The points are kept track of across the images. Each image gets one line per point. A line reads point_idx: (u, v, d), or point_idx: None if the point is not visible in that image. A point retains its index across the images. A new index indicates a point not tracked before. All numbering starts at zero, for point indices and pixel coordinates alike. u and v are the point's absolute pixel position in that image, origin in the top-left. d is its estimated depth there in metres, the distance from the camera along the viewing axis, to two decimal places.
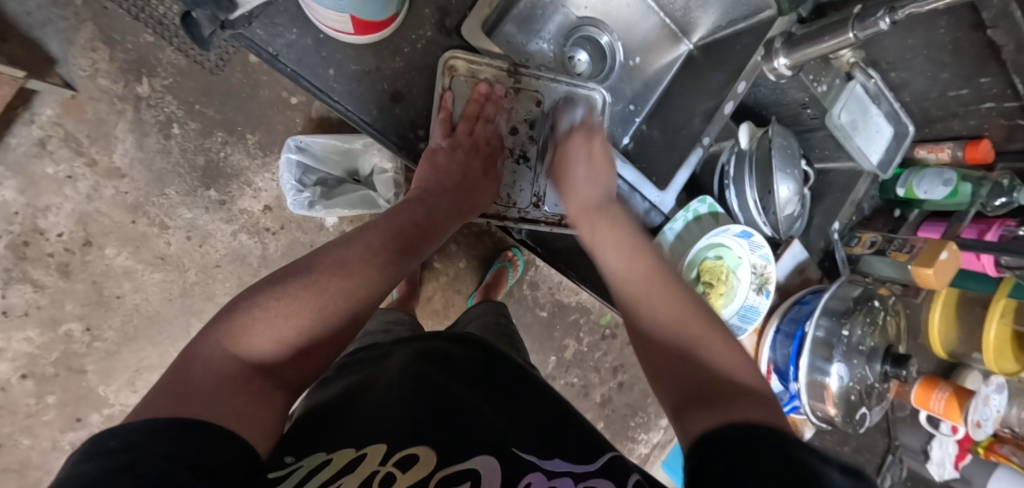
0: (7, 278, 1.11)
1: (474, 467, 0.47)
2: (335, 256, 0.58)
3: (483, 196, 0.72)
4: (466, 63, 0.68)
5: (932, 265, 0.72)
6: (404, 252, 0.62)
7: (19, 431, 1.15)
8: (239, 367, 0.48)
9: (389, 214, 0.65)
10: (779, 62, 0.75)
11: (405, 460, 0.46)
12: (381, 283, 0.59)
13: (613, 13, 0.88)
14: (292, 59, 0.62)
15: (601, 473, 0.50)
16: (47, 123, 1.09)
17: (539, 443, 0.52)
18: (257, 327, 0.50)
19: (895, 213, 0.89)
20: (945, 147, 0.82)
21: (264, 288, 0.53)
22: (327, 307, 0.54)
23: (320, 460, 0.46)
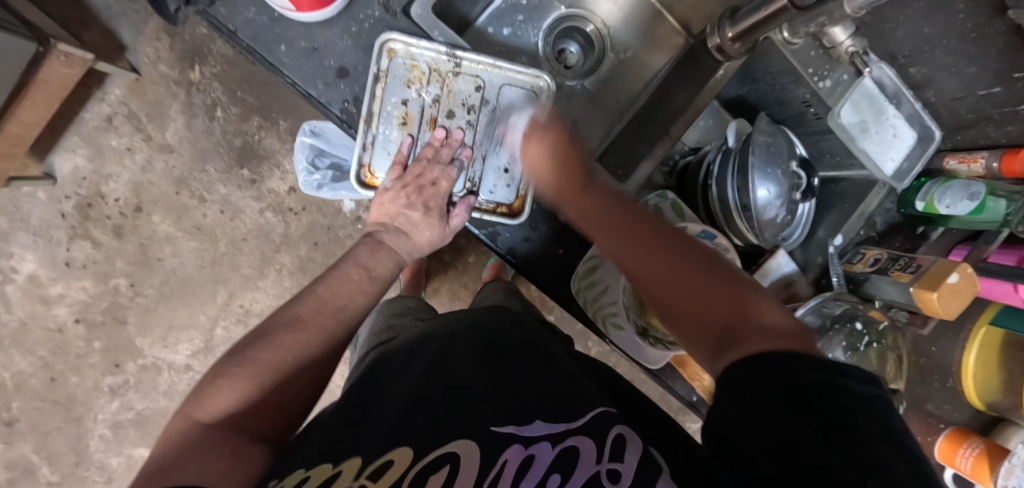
0: (73, 234, 1.28)
1: (455, 452, 0.40)
2: (291, 313, 0.56)
3: (389, 171, 0.66)
4: (406, 46, 0.64)
5: (937, 289, 0.63)
6: (362, 294, 0.60)
7: (69, 369, 1.31)
8: (203, 430, 0.47)
9: (342, 264, 0.62)
10: (726, 36, 0.67)
11: (379, 469, 0.40)
12: (338, 330, 0.57)
13: (605, 4, 0.86)
14: (249, 35, 0.62)
15: (585, 429, 0.42)
16: (115, 102, 1.25)
17: (515, 406, 0.45)
18: (215, 393, 0.49)
19: (915, 231, 0.77)
20: (978, 156, 0.69)
21: (225, 360, 0.52)
22: (285, 361, 0.53)
23: (298, 478, 0.41)
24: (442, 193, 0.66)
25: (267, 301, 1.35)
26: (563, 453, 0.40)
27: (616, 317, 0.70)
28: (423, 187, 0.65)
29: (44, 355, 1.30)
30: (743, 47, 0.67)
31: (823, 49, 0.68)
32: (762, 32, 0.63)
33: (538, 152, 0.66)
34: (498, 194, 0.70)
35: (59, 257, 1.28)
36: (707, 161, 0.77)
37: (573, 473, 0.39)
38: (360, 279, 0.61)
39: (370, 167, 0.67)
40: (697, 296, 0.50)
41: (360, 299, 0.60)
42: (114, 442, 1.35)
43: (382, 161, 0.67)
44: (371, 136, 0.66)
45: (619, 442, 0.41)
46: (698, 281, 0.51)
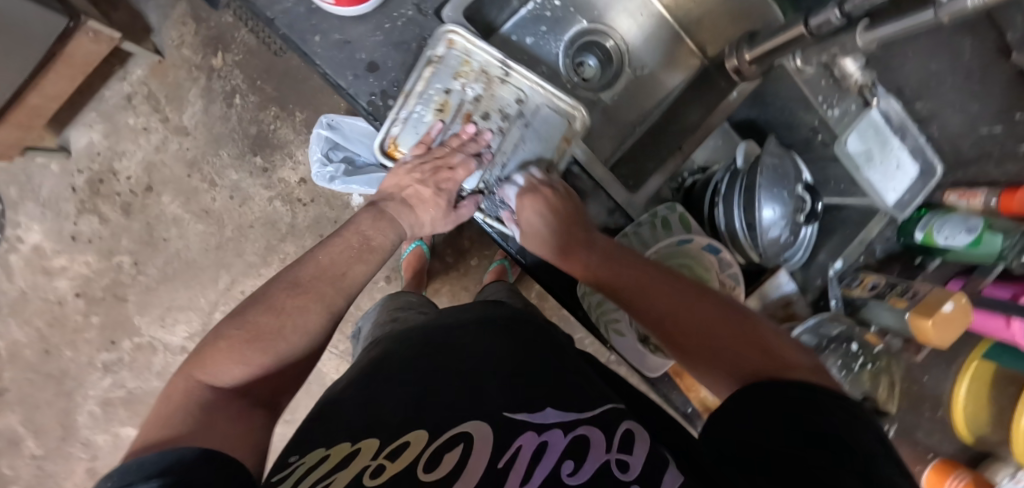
0: (81, 208, 1.29)
1: (468, 431, 0.43)
2: (291, 275, 0.55)
3: (413, 147, 0.67)
4: (465, 41, 0.66)
5: (933, 316, 0.64)
6: (362, 263, 0.59)
7: (64, 342, 1.32)
8: (219, 394, 0.48)
9: (342, 231, 0.61)
10: (742, 60, 0.69)
11: (395, 450, 0.42)
12: (337, 300, 0.56)
13: (625, 22, 0.88)
14: (285, 24, 0.64)
15: (593, 419, 0.45)
16: (136, 82, 1.27)
17: (523, 394, 0.47)
18: (217, 355, 0.49)
19: (913, 261, 0.80)
20: (977, 193, 0.72)
21: (224, 321, 0.51)
22: (285, 326, 0.51)
23: (318, 458, 0.42)
24: (456, 180, 0.66)
25: None
26: (574, 440, 0.42)
27: (619, 323, 0.71)
28: (441, 170, 0.65)
29: (41, 327, 1.31)
30: (759, 69, 0.69)
31: (834, 79, 0.70)
32: (778, 57, 0.65)
33: (534, 215, 0.65)
34: (510, 200, 0.71)
35: (65, 230, 1.29)
36: (714, 179, 0.79)
37: (585, 459, 0.41)
38: (362, 247, 0.60)
39: (398, 139, 0.67)
40: (716, 333, 0.51)
41: (360, 266, 0.58)
42: (102, 419, 1.35)
43: (409, 139, 0.68)
44: (404, 112, 0.67)
45: (628, 437, 0.44)
46: (716, 322, 0.52)
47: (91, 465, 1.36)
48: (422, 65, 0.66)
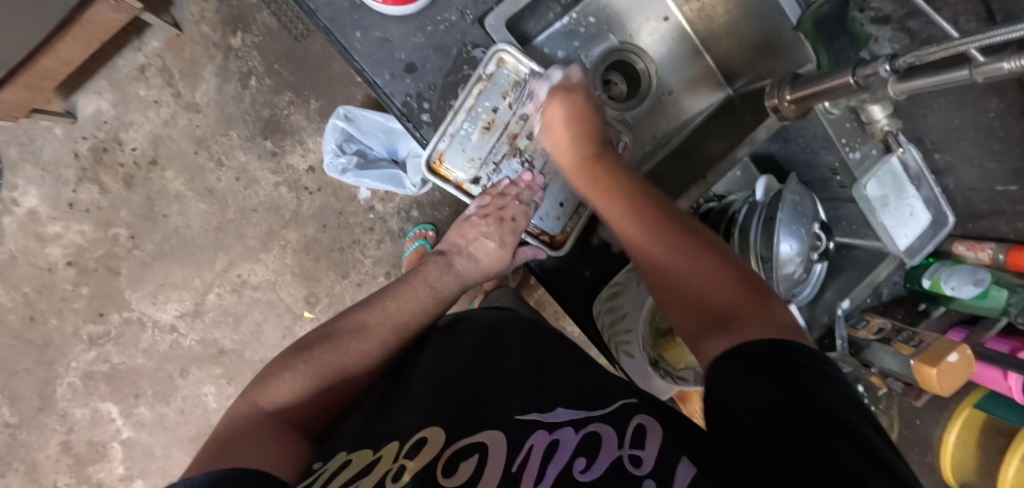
0: (82, 176, 1.26)
1: (484, 441, 0.42)
2: (356, 320, 0.63)
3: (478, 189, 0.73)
4: (515, 61, 0.68)
5: (937, 365, 0.66)
6: (423, 313, 0.66)
7: (51, 310, 1.30)
8: (265, 415, 0.52)
9: (411, 280, 0.69)
10: (780, 101, 0.67)
11: (414, 448, 0.42)
12: (395, 344, 0.63)
13: (657, 45, 0.89)
14: (328, 16, 0.66)
15: (606, 417, 0.43)
16: (151, 53, 1.25)
17: (536, 397, 0.47)
18: (280, 384, 0.55)
19: (917, 307, 0.82)
20: (986, 246, 0.73)
21: (292, 355, 0.58)
22: (346, 366, 0.58)
23: (341, 462, 0.43)
24: (521, 227, 0.73)
25: (265, 275, 1.34)
26: (586, 437, 0.41)
27: (629, 344, 0.73)
28: (503, 221, 0.72)
29: (28, 292, 1.29)
30: (797, 112, 0.68)
31: (858, 123, 0.71)
32: (818, 102, 0.64)
33: (558, 113, 0.64)
34: (547, 223, 0.76)
35: (63, 197, 1.26)
36: (732, 210, 0.81)
37: (598, 455, 0.40)
38: (422, 297, 0.67)
39: (444, 155, 0.70)
40: (698, 278, 0.50)
41: (420, 317, 0.66)
42: (83, 392, 1.33)
43: (455, 155, 0.70)
44: (452, 127, 0.69)
45: (640, 429, 0.41)
46: (701, 264, 0.51)
47: (66, 438, 1.35)
48: (472, 81, 0.67)
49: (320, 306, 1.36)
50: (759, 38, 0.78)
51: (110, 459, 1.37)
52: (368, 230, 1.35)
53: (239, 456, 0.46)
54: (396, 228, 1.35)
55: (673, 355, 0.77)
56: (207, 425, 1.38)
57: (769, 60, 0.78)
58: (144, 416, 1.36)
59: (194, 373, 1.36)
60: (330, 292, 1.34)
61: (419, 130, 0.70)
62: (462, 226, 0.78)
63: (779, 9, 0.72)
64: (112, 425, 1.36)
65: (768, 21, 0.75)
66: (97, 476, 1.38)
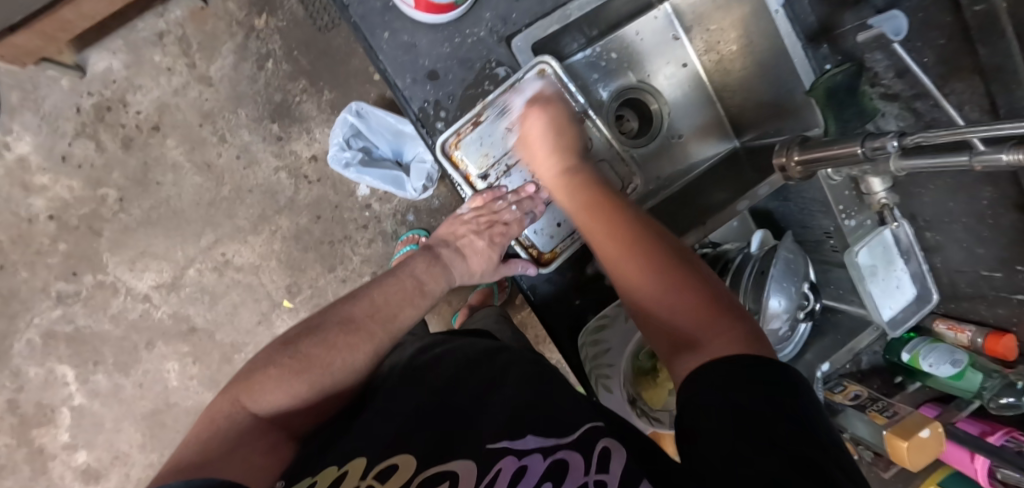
0: (80, 131, 1.24)
1: (455, 471, 0.40)
2: (343, 313, 0.61)
3: (472, 200, 0.75)
4: (554, 77, 0.71)
5: (909, 439, 0.67)
6: (411, 305, 0.65)
7: (23, 262, 1.26)
8: (250, 421, 0.51)
9: (399, 273, 0.68)
10: (789, 159, 0.68)
11: (382, 474, 0.41)
12: (385, 341, 0.60)
13: (673, 89, 0.90)
14: (359, 13, 0.67)
15: (575, 443, 0.41)
16: (172, 21, 1.25)
17: (511, 420, 0.45)
18: (266, 382, 0.53)
19: (894, 379, 0.83)
20: (966, 328, 0.76)
21: (277, 350, 0.56)
22: (331, 362, 0.56)
23: None
24: (511, 234, 0.74)
25: (250, 258, 1.32)
26: (554, 464, 0.40)
27: (609, 379, 0.72)
28: (493, 224, 0.74)
29: (3, 241, 1.25)
30: (803, 174, 0.69)
31: (856, 193, 0.73)
32: (825, 165, 0.64)
33: (537, 123, 0.69)
34: (539, 237, 0.77)
35: (57, 149, 1.24)
36: (726, 258, 0.82)
37: (564, 481, 0.38)
38: (410, 290, 0.66)
39: (461, 135, 0.70)
40: (659, 298, 0.50)
41: (409, 310, 0.64)
42: (40, 351, 1.29)
43: (472, 145, 0.71)
44: (477, 121, 0.70)
45: (605, 453, 0.40)
46: (670, 288, 0.49)
47: (15, 396, 1.30)
48: (513, 76, 0.68)
49: (301, 297, 1.34)
50: (772, 99, 0.80)
51: (56, 425, 1.32)
52: (361, 228, 1.34)
53: (220, 471, 0.44)
54: (389, 229, 1.34)
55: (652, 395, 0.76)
56: (165, 403, 1.34)
57: (774, 119, 0.81)
58: (100, 385, 1.32)
59: (160, 347, 1.32)
60: (313, 284, 1.33)
61: (431, 137, 0.71)
62: (453, 223, 0.78)
63: (794, 73, 0.74)
64: (65, 390, 1.31)
65: (782, 84, 0.77)
66: (39, 440, 1.33)
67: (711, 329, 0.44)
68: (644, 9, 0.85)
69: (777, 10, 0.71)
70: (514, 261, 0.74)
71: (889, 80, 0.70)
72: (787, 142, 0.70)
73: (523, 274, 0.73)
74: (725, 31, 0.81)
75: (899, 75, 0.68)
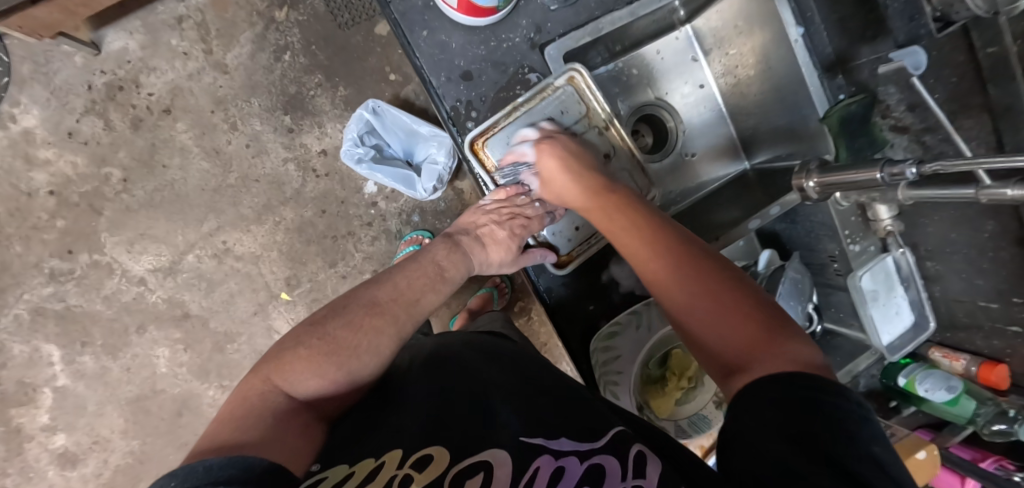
0: (89, 108, 1.23)
1: (486, 460, 0.41)
2: (367, 297, 0.61)
3: (494, 192, 0.76)
4: (582, 84, 0.73)
5: (905, 460, 0.69)
6: (433, 291, 0.65)
7: (18, 236, 1.24)
8: (285, 402, 0.50)
9: (421, 259, 0.69)
10: (807, 182, 0.70)
11: (419, 462, 0.41)
12: (408, 325, 0.61)
13: (690, 108, 0.93)
14: (400, 10, 0.68)
15: (608, 448, 0.43)
16: (193, 7, 1.25)
17: (542, 421, 0.46)
18: (297, 363, 0.52)
19: (890, 403, 0.85)
20: (961, 356, 0.78)
21: (306, 331, 0.56)
22: (358, 344, 0.55)
23: (344, 474, 0.42)
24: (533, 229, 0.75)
25: (251, 247, 1.31)
26: (590, 468, 0.41)
27: (617, 386, 0.72)
28: (515, 216, 0.75)
29: None
30: (819, 195, 0.70)
31: (863, 218, 0.75)
32: (844, 189, 0.66)
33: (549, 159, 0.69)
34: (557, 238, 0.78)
35: (63, 125, 1.23)
36: None
37: (602, 484, 0.39)
38: (432, 276, 0.67)
39: (490, 131, 0.71)
40: (712, 318, 0.48)
41: (431, 295, 0.65)
42: (27, 328, 1.26)
43: (499, 143, 0.72)
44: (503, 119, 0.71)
45: (641, 459, 0.41)
46: (719, 314, 0.48)
47: None
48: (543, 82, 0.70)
49: (299, 290, 1.33)
50: (787, 125, 0.83)
51: (37, 405, 1.29)
52: (366, 225, 1.34)
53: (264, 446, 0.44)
54: (393, 228, 1.35)
55: (659, 404, 0.77)
56: (150, 390, 1.31)
57: (786, 143, 0.84)
58: (86, 366, 1.29)
59: (151, 332, 1.30)
60: (312, 278, 1.32)
61: (461, 136, 0.72)
62: (473, 214, 0.77)
63: (810, 101, 0.76)
64: (48, 370, 1.28)
65: (797, 111, 0.80)
66: (17, 420, 1.29)
67: (762, 353, 0.43)
68: (667, 30, 0.87)
69: (797, 39, 0.74)
70: (532, 251, 0.75)
71: (900, 113, 0.71)
72: (805, 165, 0.71)
73: (541, 263, 0.75)
74: (744, 55, 0.85)
75: (911, 109, 0.70)
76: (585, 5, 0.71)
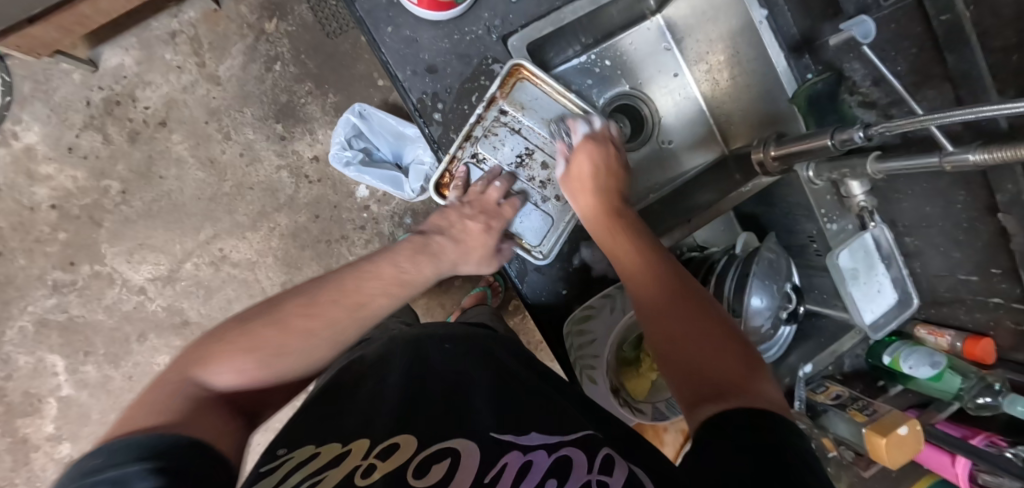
0: (88, 123, 1.27)
1: (454, 447, 0.43)
2: (303, 297, 0.58)
3: (456, 190, 0.75)
4: None
5: (887, 435, 0.68)
6: (385, 295, 0.62)
7: (22, 249, 1.28)
8: (204, 392, 0.49)
9: (378, 260, 0.65)
10: (765, 155, 0.71)
11: (385, 451, 0.42)
12: (350, 329, 0.59)
13: (666, 97, 0.93)
14: (365, 8, 0.70)
15: (576, 442, 0.44)
16: (185, 22, 1.28)
17: (511, 418, 0.47)
18: (220, 356, 0.51)
19: (876, 383, 0.84)
20: (946, 333, 0.77)
21: (231, 326, 0.55)
22: (292, 344, 0.54)
23: (308, 455, 0.43)
24: (504, 218, 0.74)
25: (247, 254, 1.33)
26: (558, 461, 0.42)
27: (594, 370, 0.74)
28: (486, 214, 0.73)
29: (4, 227, 1.27)
30: (779, 170, 0.72)
31: (837, 196, 0.75)
32: (799, 160, 0.67)
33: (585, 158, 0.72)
34: (527, 227, 0.77)
35: (64, 140, 1.27)
36: (712, 258, 0.83)
37: (568, 476, 0.40)
38: (385, 279, 0.64)
39: (535, 78, 0.74)
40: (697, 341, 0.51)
41: (382, 300, 0.62)
42: (32, 339, 1.29)
43: (523, 96, 0.75)
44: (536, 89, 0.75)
45: (608, 458, 0.42)
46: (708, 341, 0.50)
47: (4, 384, 1.30)
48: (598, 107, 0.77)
49: None
50: (759, 107, 0.84)
51: (42, 415, 1.32)
52: (359, 228, 1.36)
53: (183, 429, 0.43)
54: (386, 231, 1.36)
55: (635, 387, 0.78)
56: None
57: (761, 126, 0.84)
58: (89, 376, 1.31)
59: (152, 340, 1.32)
60: (307, 282, 1.34)
61: (427, 127, 0.74)
62: (445, 211, 0.74)
63: (779, 82, 0.77)
64: (53, 380, 1.31)
65: (769, 93, 0.80)
66: (24, 430, 1.32)
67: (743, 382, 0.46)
68: (638, 20, 0.88)
69: (762, 21, 0.74)
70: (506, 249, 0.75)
71: (867, 88, 0.72)
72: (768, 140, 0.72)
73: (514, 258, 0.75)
74: (714, 41, 0.86)
75: (876, 84, 0.70)
76: None
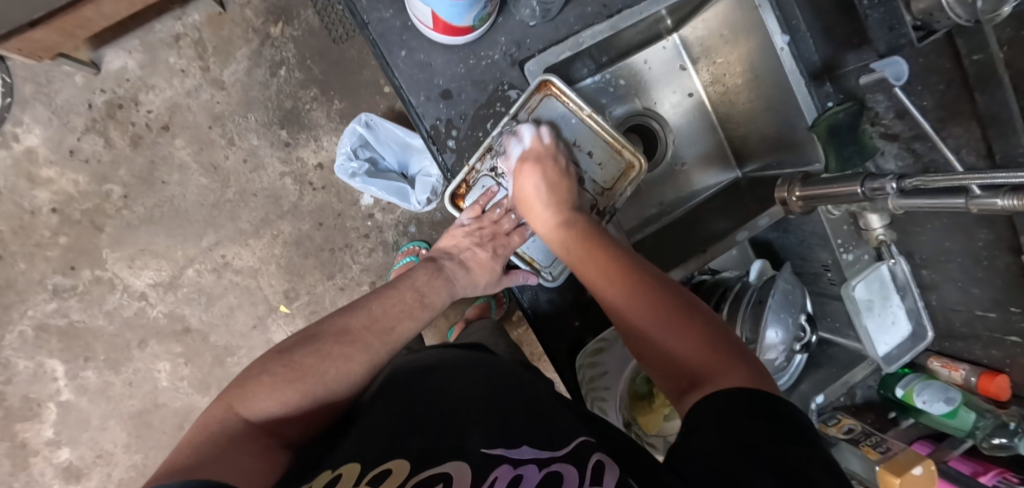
0: (90, 126, 1.25)
1: (447, 472, 0.40)
2: (340, 326, 0.61)
3: (469, 210, 0.76)
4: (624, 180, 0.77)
5: (900, 475, 0.68)
6: (410, 317, 0.65)
7: (23, 253, 1.26)
8: (245, 427, 0.49)
9: (401, 286, 0.69)
10: (789, 195, 0.70)
11: (377, 476, 0.40)
12: (380, 353, 0.61)
13: (681, 117, 0.92)
14: (378, 31, 0.70)
15: (568, 457, 0.42)
16: (189, 25, 1.26)
17: (505, 435, 0.45)
18: (259, 389, 0.52)
19: (888, 415, 0.84)
20: (959, 367, 0.77)
21: (272, 359, 0.56)
22: (327, 372, 0.56)
23: None
24: (512, 246, 0.77)
25: (250, 261, 1.32)
26: (549, 476, 0.40)
27: (605, 402, 0.74)
28: (496, 235, 0.76)
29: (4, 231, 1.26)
30: (804, 209, 0.71)
31: (854, 228, 0.74)
32: (826, 201, 0.66)
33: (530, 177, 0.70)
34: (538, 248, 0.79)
35: (65, 143, 1.25)
36: (725, 285, 0.81)
37: None
38: (410, 303, 0.66)
39: (563, 97, 0.72)
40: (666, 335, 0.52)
41: (408, 323, 0.65)
42: (31, 344, 1.28)
43: (551, 111, 0.73)
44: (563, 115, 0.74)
45: (600, 465, 0.40)
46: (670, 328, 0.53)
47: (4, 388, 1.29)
48: (621, 136, 0.74)
49: (298, 303, 1.34)
50: (775, 132, 0.82)
51: (41, 420, 1.31)
52: (363, 237, 1.34)
53: (215, 470, 0.43)
54: (390, 240, 1.35)
55: (647, 420, 0.77)
56: (153, 403, 1.33)
57: (773, 152, 0.83)
58: (89, 381, 1.30)
59: (153, 346, 1.31)
60: (310, 290, 1.33)
61: (441, 154, 0.74)
62: (450, 235, 0.77)
63: (798, 108, 0.75)
64: (53, 385, 1.30)
65: (784, 121, 0.79)
66: (22, 435, 1.31)
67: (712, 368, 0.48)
68: (654, 39, 0.87)
69: (784, 47, 0.72)
70: (514, 272, 0.76)
71: (889, 120, 0.72)
72: (789, 177, 0.72)
73: (523, 284, 0.76)
74: (731, 64, 0.84)
75: (899, 117, 0.70)
76: (564, 20, 0.71)
